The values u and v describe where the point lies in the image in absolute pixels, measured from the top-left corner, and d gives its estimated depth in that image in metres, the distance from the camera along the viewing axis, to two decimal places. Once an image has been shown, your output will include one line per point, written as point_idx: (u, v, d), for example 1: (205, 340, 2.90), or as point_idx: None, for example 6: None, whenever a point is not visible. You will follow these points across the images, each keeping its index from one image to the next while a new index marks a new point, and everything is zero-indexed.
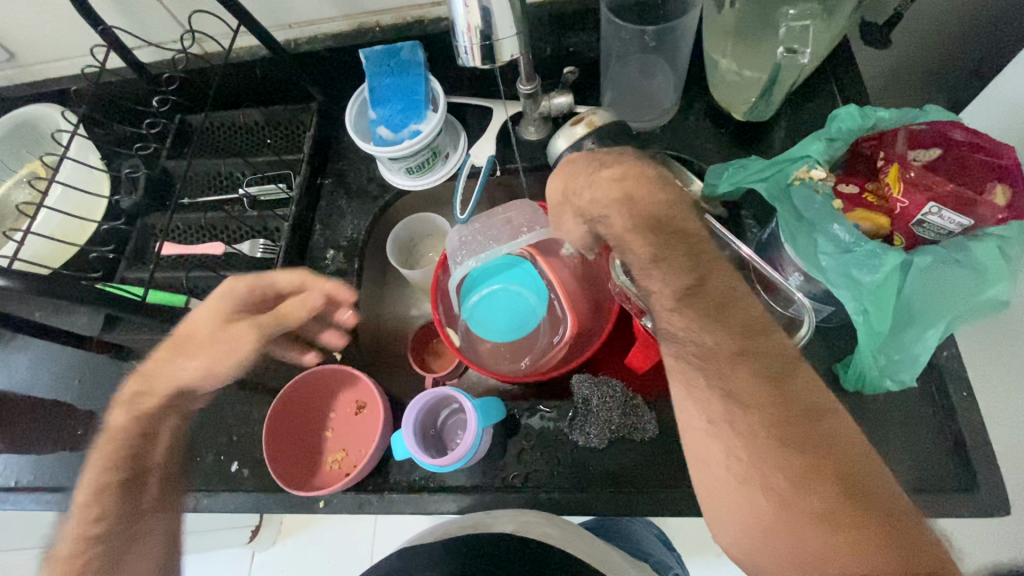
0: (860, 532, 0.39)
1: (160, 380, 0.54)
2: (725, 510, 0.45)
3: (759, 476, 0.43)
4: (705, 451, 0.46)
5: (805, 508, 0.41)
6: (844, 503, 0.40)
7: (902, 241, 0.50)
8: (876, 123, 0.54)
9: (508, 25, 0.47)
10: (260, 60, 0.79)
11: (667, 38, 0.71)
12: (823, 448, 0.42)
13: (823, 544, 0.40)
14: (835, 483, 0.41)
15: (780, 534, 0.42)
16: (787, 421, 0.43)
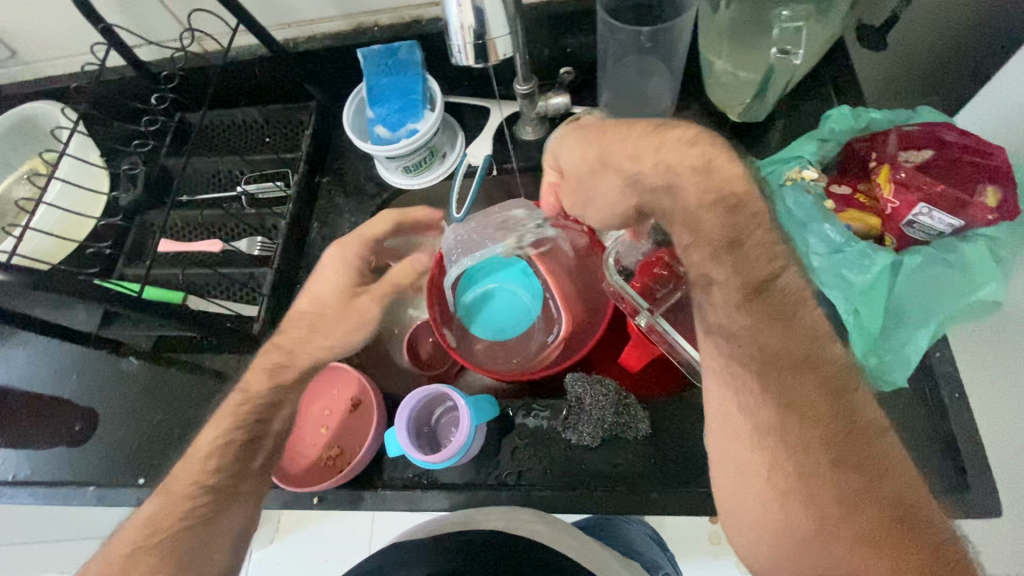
0: (902, 556, 0.36)
1: (306, 349, 0.58)
2: (756, 524, 0.41)
3: (802, 490, 0.39)
4: (737, 457, 0.42)
5: (839, 522, 0.38)
6: (887, 526, 0.37)
7: (892, 241, 0.51)
8: (868, 125, 0.55)
9: (501, 25, 0.47)
10: (259, 59, 0.80)
11: (664, 39, 0.70)
12: (871, 466, 0.39)
13: (863, 573, 0.37)
14: (879, 503, 0.38)
15: (816, 555, 0.38)
16: (835, 434, 0.40)
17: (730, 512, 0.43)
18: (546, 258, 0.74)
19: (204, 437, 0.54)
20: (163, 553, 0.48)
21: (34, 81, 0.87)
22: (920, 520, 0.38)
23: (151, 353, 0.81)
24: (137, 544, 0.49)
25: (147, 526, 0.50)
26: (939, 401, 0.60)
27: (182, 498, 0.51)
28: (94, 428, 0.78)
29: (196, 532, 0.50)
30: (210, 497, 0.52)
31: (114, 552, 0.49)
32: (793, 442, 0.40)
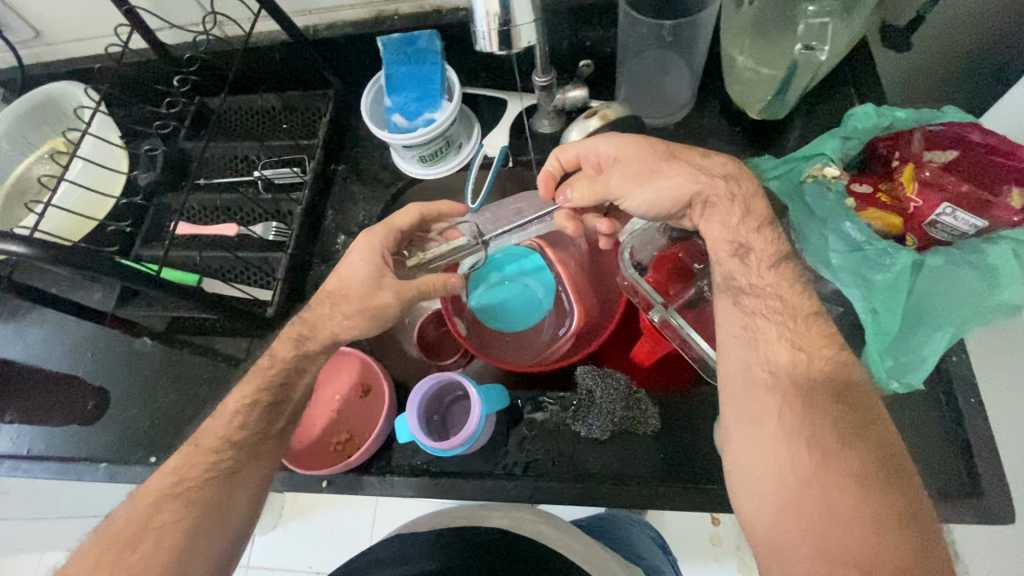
0: (886, 500, 0.40)
1: (325, 326, 0.56)
2: (762, 463, 0.44)
3: (806, 433, 0.43)
4: (755, 405, 0.46)
5: (840, 465, 0.41)
6: (876, 473, 0.41)
7: (913, 241, 0.51)
8: (893, 123, 0.53)
9: (526, 12, 0.47)
10: (280, 45, 0.80)
11: (684, 34, 0.70)
12: (868, 421, 0.44)
13: (853, 513, 0.40)
14: (872, 453, 0.42)
15: (812, 492, 0.41)
16: (839, 388, 0.45)
17: (738, 456, 0.45)
18: (559, 251, 0.75)
19: (232, 395, 0.54)
20: (186, 503, 0.49)
21: (57, 62, 0.88)
22: (906, 473, 0.41)
23: (165, 335, 0.82)
24: (163, 493, 0.49)
25: (171, 476, 0.50)
26: (954, 406, 0.59)
27: (209, 451, 0.52)
28: (107, 406, 0.79)
29: (221, 484, 0.50)
30: (234, 456, 0.52)
31: (138, 500, 0.49)
32: (802, 392, 0.45)
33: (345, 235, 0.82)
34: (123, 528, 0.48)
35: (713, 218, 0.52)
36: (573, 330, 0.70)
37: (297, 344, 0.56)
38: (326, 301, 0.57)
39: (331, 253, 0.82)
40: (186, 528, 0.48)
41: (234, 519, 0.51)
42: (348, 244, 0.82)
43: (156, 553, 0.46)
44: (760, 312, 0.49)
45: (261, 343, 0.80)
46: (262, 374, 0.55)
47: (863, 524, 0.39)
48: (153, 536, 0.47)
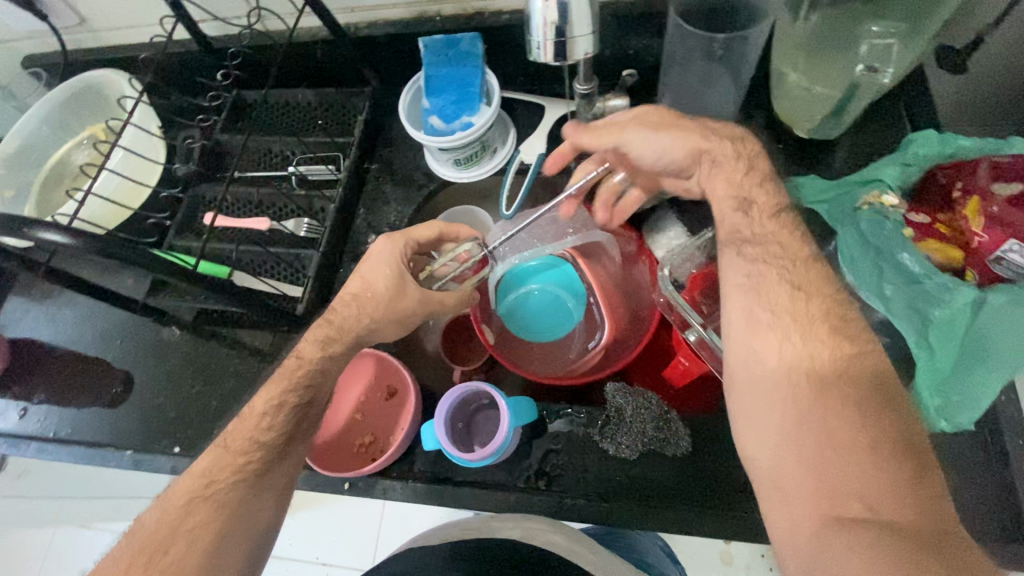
0: (882, 427, 0.41)
1: (350, 328, 0.56)
2: (766, 401, 0.44)
3: (808, 363, 0.44)
4: (760, 345, 0.45)
5: (839, 394, 0.42)
6: (871, 400, 0.42)
7: (975, 275, 0.48)
8: (957, 152, 0.51)
9: (584, 24, 0.46)
10: (320, 42, 0.80)
11: (735, 48, 0.67)
12: (863, 348, 0.44)
13: (855, 442, 0.40)
14: (866, 381, 0.42)
15: (813, 426, 0.42)
16: (839, 323, 0.44)
17: (744, 392, 0.45)
18: (593, 261, 0.72)
19: (258, 398, 0.54)
20: (216, 505, 0.49)
21: (100, 48, 0.89)
22: (897, 400, 0.42)
23: (193, 325, 0.82)
24: (193, 493, 0.50)
25: (203, 477, 0.51)
26: (1001, 449, 0.57)
27: (239, 452, 0.52)
28: (133, 393, 0.80)
29: (249, 486, 0.50)
30: (264, 458, 0.52)
31: (170, 500, 0.50)
32: (803, 331, 0.44)
33: (375, 235, 0.82)
34: (156, 528, 0.48)
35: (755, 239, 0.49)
36: (604, 344, 0.68)
37: (323, 346, 0.56)
38: (351, 303, 0.57)
39: (361, 252, 0.82)
40: (217, 529, 0.48)
41: (263, 523, 0.51)
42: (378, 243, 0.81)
43: (189, 554, 0.47)
44: (792, 302, 0.46)
45: (288, 338, 0.80)
46: (286, 378, 0.54)
47: (862, 453, 0.40)
48: (186, 537, 0.47)
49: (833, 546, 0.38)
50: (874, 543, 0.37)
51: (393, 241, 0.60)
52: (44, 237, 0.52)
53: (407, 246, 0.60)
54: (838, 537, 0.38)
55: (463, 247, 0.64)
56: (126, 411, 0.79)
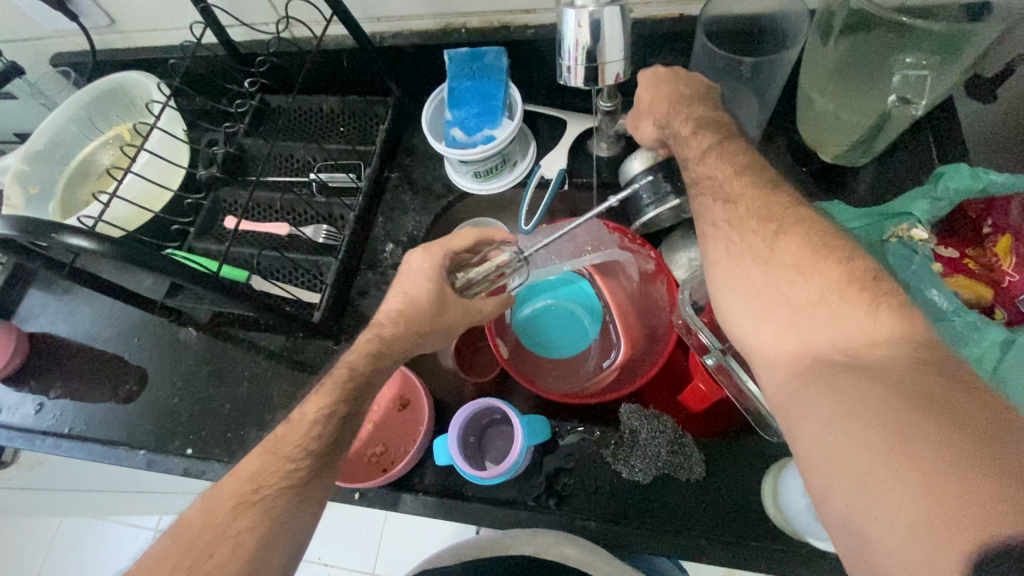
0: (836, 276, 0.39)
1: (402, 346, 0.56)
2: (729, 287, 0.44)
3: (750, 248, 0.44)
4: (713, 254, 0.47)
5: (783, 262, 0.41)
6: (815, 255, 0.40)
7: (1003, 314, 0.48)
8: (988, 186, 0.49)
9: (616, 49, 0.46)
10: (345, 50, 0.80)
11: (763, 71, 0.67)
12: (799, 219, 0.43)
13: (811, 298, 0.39)
14: (806, 241, 0.41)
15: (773, 296, 0.41)
16: (772, 209, 0.44)
17: (714, 292, 0.46)
18: (610, 278, 0.73)
19: (310, 404, 0.52)
20: (263, 512, 0.48)
21: (128, 49, 0.90)
22: (845, 253, 0.40)
23: (209, 326, 0.83)
24: (240, 499, 0.48)
25: (251, 482, 0.49)
26: None
27: (289, 452, 0.50)
28: (148, 392, 0.81)
29: (296, 494, 0.49)
30: (311, 466, 0.50)
31: (216, 503, 0.48)
32: (740, 227, 0.45)
33: (393, 244, 0.82)
34: (201, 530, 0.47)
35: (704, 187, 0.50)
36: (619, 362, 0.69)
37: (376, 358, 0.55)
38: (399, 320, 0.56)
39: (377, 261, 0.82)
40: (262, 535, 0.47)
41: (303, 534, 0.49)
42: (396, 252, 0.82)
43: (233, 559, 0.46)
44: (744, 215, 0.45)
45: (303, 343, 0.80)
46: (337, 386, 0.53)
47: (823, 307, 0.39)
48: (231, 542, 0.46)
49: (811, 401, 0.36)
50: (849, 385, 0.35)
51: (427, 264, 0.57)
52: (70, 241, 0.53)
53: (439, 262, 0.58)
54: (815, 391, 0.36)
55: (499, 255, 0.62)
56: (139, 410, 0.80)
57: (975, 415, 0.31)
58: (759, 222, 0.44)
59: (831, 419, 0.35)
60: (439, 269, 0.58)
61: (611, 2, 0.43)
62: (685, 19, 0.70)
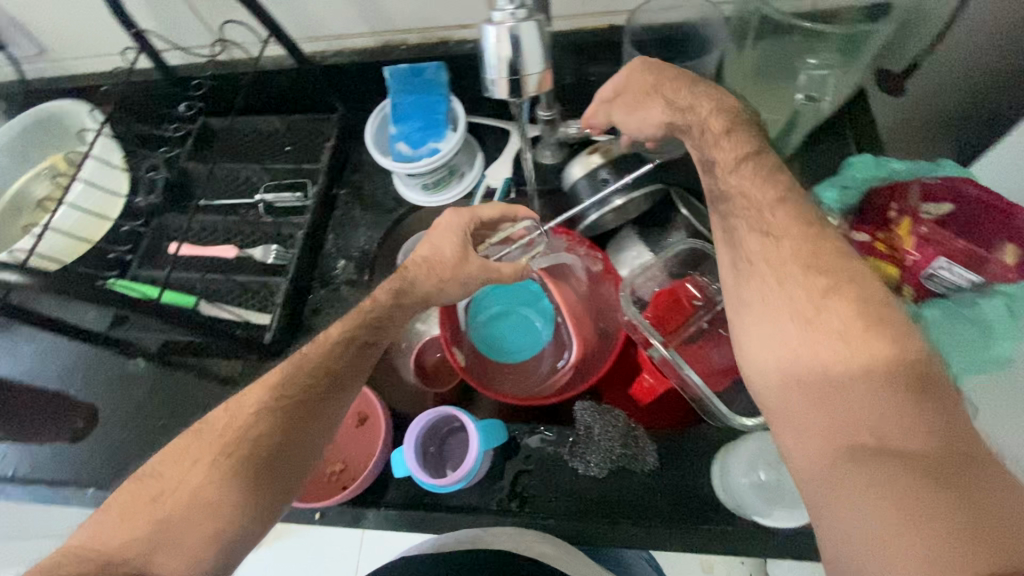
0: (879, 348, 0.37)
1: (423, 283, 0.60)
2: (762, 338, 0.42)
3: (790, 301, 0.41)
4: (748, 296, 0.44)
5: (824, 325, 0.39)
6: (862, 325, 0.38)
7: (910, 291, 0.52)
8: (891, 173, 0.58)
9: (536, 61, 0.48)
10: (286, 70, 0.81)
11: (687, 76, 0.70)
12: (854, 276, 0.40)
13: (847, 368, 0.37)
14: (856, 308, 0.39)
15: (807, 357, 0.39)
16: (818, 257, 0.42)
17: (746, 336, 0.44)
18: (560, 281, 0.74)
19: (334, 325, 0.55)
20: (282, 416, 0.49)
21: (60, 78, 0.87)
22: (897, 327, 0.38)
23: (159, 355, 0.81)
24: (262, 404, 0.49)
25: (271, 389, 0.51)
26: None
27: (305, 372, 0.52)
28: (96, 428, 0.78)
29: (313, 402, 0.51)
30: (329, 382, 0.52)
31: (239, 405, 0.50)
32: (781, 272, 0.43)
33: (345, 260, 0.82)
34: (223, 431, 0.48)
35: (740, 211, 0.48)
36: (572, 362, 0.70)
37: (396, 295, 0.59)
38: (423, 264, 0.61)
39: (329, 279, 0.82)
40: (282, 438, 0.49)
41: (312, 449, 0.51)
42: (348, 269, 0.82)
43: (247, 461, 0.47)
44: (789, 254, 0.43)
45: (257, 366, 0.79)
46: (361, 312, 0.57)
47: (862, 383, 0.37)
48: (251, 443, 0.48)
49: (840, 475, 0.35)
50: (878, 464, 0.34)
51: (452, 214, 0.63)
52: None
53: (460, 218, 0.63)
54: (845, 464, 0.35)
55: (521, 224, 0.67)
56: (88, 448, 0.77)
57: (992, 509, 0.31)
58: (805, 271, 0.41)
59: (857, 495, 0.34)
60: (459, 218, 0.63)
61: (527, 17, 0.46)
62: (613, 29, 0.73)
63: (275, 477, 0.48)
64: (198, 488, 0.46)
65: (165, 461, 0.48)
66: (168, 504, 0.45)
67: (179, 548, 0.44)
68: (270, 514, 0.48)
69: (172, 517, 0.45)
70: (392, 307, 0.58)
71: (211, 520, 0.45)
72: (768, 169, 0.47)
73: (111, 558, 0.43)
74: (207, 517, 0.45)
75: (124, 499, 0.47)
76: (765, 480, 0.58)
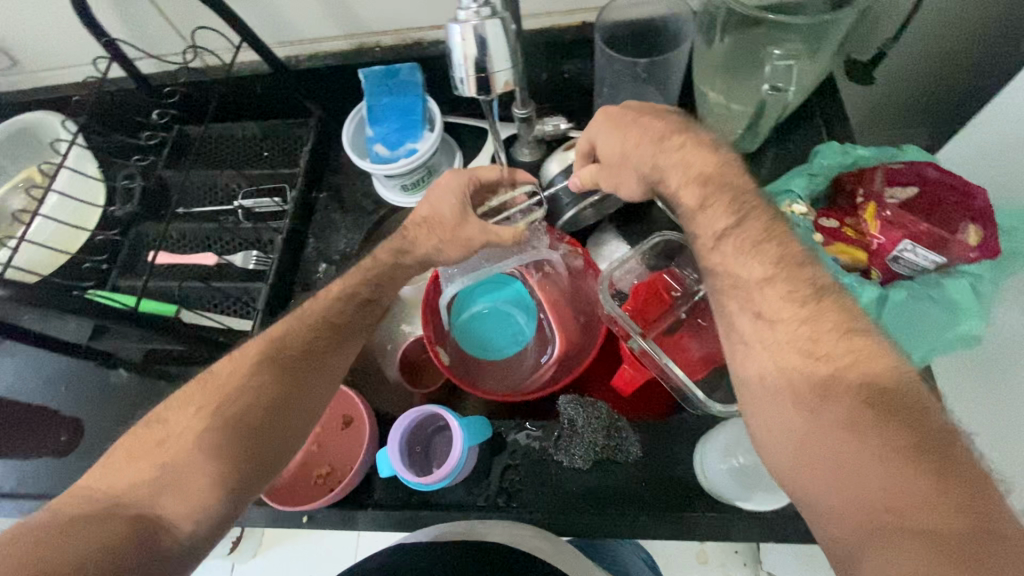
0: (892, 425, 0.35)
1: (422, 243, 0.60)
2: (773, 427, 0.40)
3: (795, 372, 0.39)
4: (748, 364, 0.42)
5: (831, 401, 0.37)
6: (872, 401, 0.36)
7: (878, 274, 0.54)
8: (857, 160, 0.59)
9: (503, 59, 0.48)
10: (261, 75, 0.81)
11: (658, 70, 0.71)
12: (861, 348, 0.38)
13: (857, 445, 0.35)
14: (862, 392, 0.36)
15: (817, 445, 0.37)
16: (818, 341, 0.39)
17: (753, 408, 0.41)
18: (542, 277, 0.74)
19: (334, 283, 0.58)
20: (285, 367, 0.50)
21: (32, 90, 0.87)
22: (913, 404, 0.35)
23: (143, 365, 0.81)
24: (264, 355, 0.50)
25: (273, 342, 0.51)
26: None
27: (309, 326, 0.53)
28: (81, 440, 0.78)
29: (314, 358, 0.52)
30: (332, 335, 0.54)
31: (242, 355, 0.50)
32: (780, 360, 0.40)
33: (326, 264, 0.82)
34: (226, 378, 0.49)
35: (727, 289, 0.44)
36: (556, 356, 0.70)
37: (395, 255, 0.59)
38: (422, 225, 0.60)
39: (311, 282, 0.82)
40: (285, 388, 0.49)
41: (314, 402, 0.52)
42: (329, 271, 0.82)
43: (252, 407, 0.47)
44: (786, 340, 0.40)
45: None
46: (361, 272, 0.58)
47: (876, 459, 0.34)
48: (254, 390, 0.48)
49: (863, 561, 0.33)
50: (900, 549, 0.32)
51: (452, 174, 0.60)
52: None
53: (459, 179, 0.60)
54: (867, 548, 0.33)
55: (520, 188, 0.65)
56: (74, 461, 0.77)
57: None
58: (806, 359, 0.39)
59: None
60: (460, 179, 0.60)
61: (491, 16, 0.46)
62: (585, 26, 0.73)
63: (279, 424, 0.48)
64: (201, 433, 0.45)
65: (169, 410, 0.48)
66: (173, 447, 0.45)
67: (186, 489, 0.43)
68: (269, 465, 0.48)
69: (176, 462, 0.44)
70: (375, 292, 0.59)
71: (216, 461, 0.44)
72: (755, 215, 0.44)
73: (117, 501, 0.42)
74: (209, 458, 0.44)
75: (126, 444, 0.46)
76: (741, 465, 0.58)
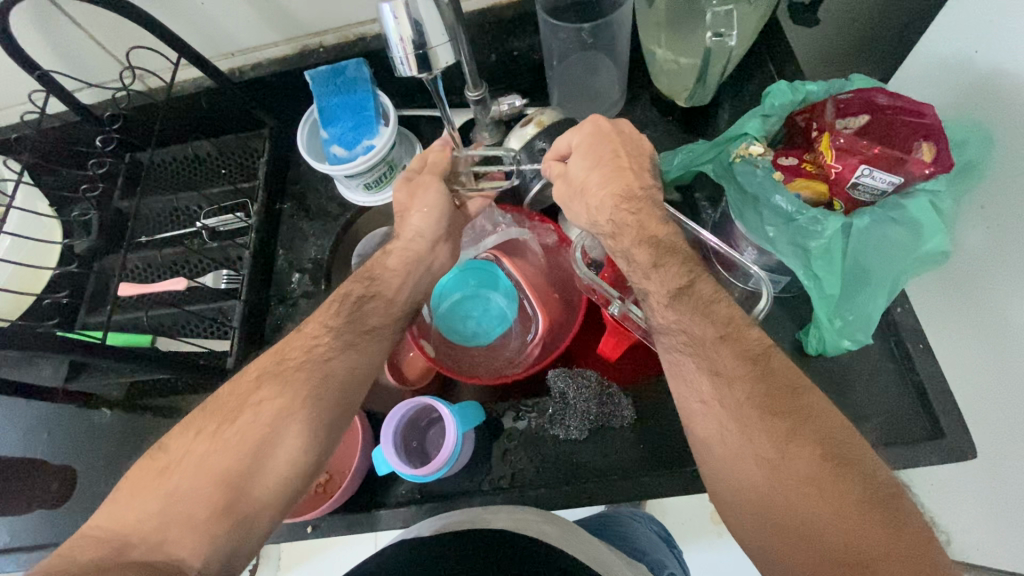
0: (850, 488, 0.38)
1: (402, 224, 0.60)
2: (736, 491, 0.41)
3: (755, 436, 0.41)
4: (695, 374, 0.45)
5: (794, 468, 0.39)
6: (829, 466, 0.39)
7: (840, 205, 0.55)
8: (807, 97, 0.60)
9: (439, 33, 0.48)
10: (205, 91, 0.79)
11: (604, 34, 0.71)
12: (809, 415, 0.41)
13: (823, 512, 0.38)
14: (820, 453, 0.39)
15: (787, 510, 0.39)
16: (775, 400, 0.42)
17: (718, 470, 0.43)
18: (516, 257, 0.75)
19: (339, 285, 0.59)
20: (284, 380, 0.49)
21: None
22: (859, 461, 0.39)
23: (125, 401, 0.80)
24: (265, 369, 0.50)
25: (274, 356, 0.51)
26: (905, 354, 0.64)
27: (308, 334, 0.53)
28: (73, 484, 0.76)
29: (315, 363, 0.50)
30: (331, 337, 0.53)
31: (245, 373, 0.50)
32: (739, 416, 0.42)
33: (299, 274, 0.81)
34: (229, 399, 0.48)
35: (663, 313, 0.48)
36: (540, 333, 0.70)
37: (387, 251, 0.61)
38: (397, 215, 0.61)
39: (285, 293, 0.81)
40: (284, 408, 0.47)
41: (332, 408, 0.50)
42: (304, 281, 0.81)
43: (254, 424, 0.46)
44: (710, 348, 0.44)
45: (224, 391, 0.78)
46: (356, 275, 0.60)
47: (841, 525, 0.37)
48: (253, 409, 0.47)
49: None
50: None
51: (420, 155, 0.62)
52: None
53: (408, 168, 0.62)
54: None
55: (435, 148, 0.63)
56: (68, 507, 0.75)
57: None
58: (765, 416, 0.42)
59: None
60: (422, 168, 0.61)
61: None
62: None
63: (289, 435, 0.46)
64: (204, 457, 0.45)
65: (170, 431, 0.47)
66: (175, 476, 0.43)
67: (190, 518, 0.42)
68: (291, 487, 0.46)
69: (177, 491, 0.43)
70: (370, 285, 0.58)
71: (222, 486, 0.43)
72: None
73: (116, 539, 0.41)
74: (213, 483, 0.43)
75: (135, 472, 0.45)
76: None
